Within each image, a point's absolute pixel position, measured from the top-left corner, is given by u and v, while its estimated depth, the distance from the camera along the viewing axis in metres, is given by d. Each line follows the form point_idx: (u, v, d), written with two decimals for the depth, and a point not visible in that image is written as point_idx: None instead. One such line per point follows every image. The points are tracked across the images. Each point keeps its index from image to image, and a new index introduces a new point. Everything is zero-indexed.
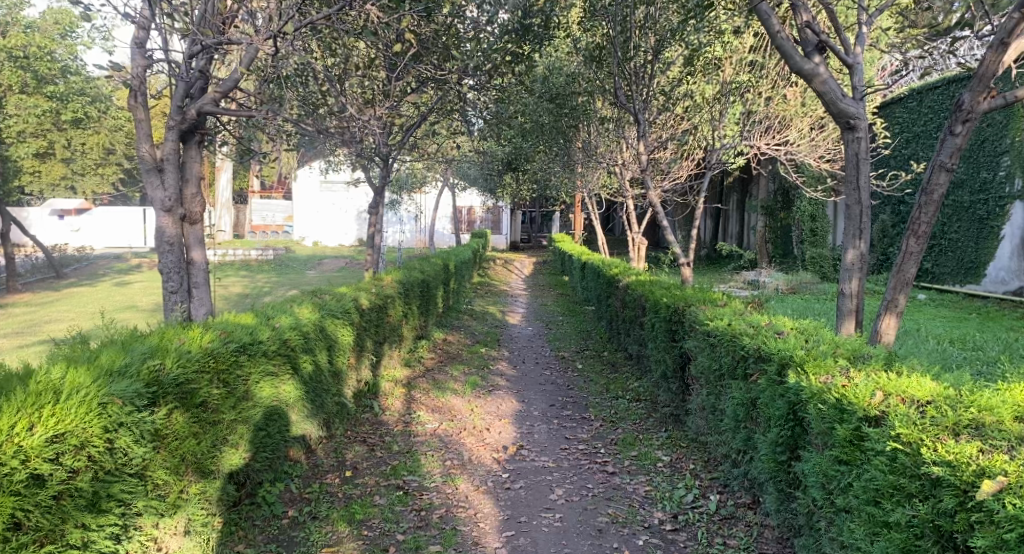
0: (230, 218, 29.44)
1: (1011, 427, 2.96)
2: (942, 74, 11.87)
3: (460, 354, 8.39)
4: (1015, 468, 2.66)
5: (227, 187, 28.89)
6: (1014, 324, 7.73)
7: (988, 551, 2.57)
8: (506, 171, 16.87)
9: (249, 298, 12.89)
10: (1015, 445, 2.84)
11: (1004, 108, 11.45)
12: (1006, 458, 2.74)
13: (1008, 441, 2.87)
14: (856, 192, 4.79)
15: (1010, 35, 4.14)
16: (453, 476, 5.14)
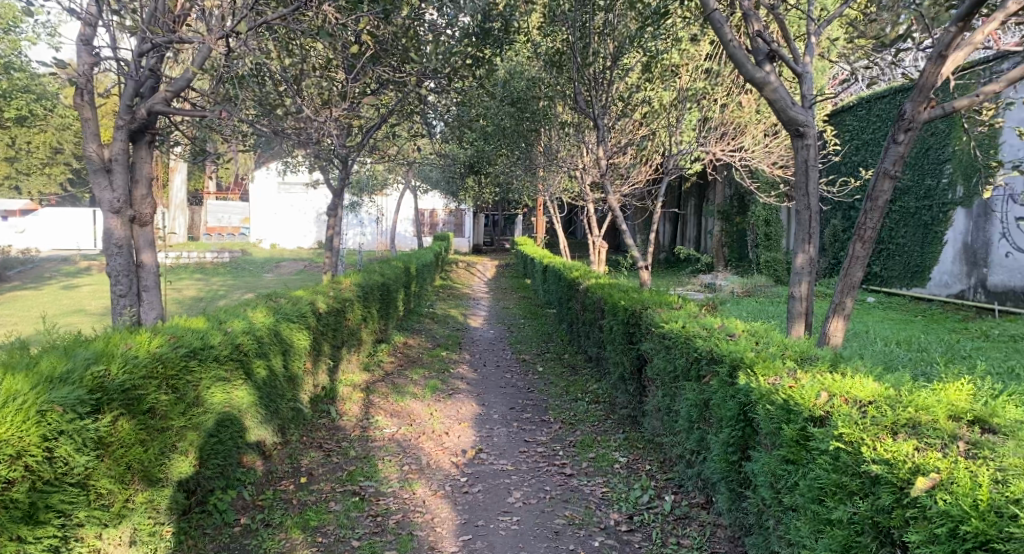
0: (185, 219, 28.76)
1: (945, 426, 3.06)
2: (889, 83, 12.18)
3: (420, 358, 8.36)
4: (947, 465, 2.76)
5: (183, 187, 28.18)
6: (955, 326, 8.01)
7: (922, 546, 2.65)
8: (467, 174, 16.86)
9: (202, 301, 12.59)
10: (948, 443, 2.94)
11: (947, 118, 11.82)
12: (940, 456, 2.83)
13: (942, 439, 2.97)
14: (806, 197, 4.91)
15: (948, 48, 4.29)
16: (411, 480, 5.11)
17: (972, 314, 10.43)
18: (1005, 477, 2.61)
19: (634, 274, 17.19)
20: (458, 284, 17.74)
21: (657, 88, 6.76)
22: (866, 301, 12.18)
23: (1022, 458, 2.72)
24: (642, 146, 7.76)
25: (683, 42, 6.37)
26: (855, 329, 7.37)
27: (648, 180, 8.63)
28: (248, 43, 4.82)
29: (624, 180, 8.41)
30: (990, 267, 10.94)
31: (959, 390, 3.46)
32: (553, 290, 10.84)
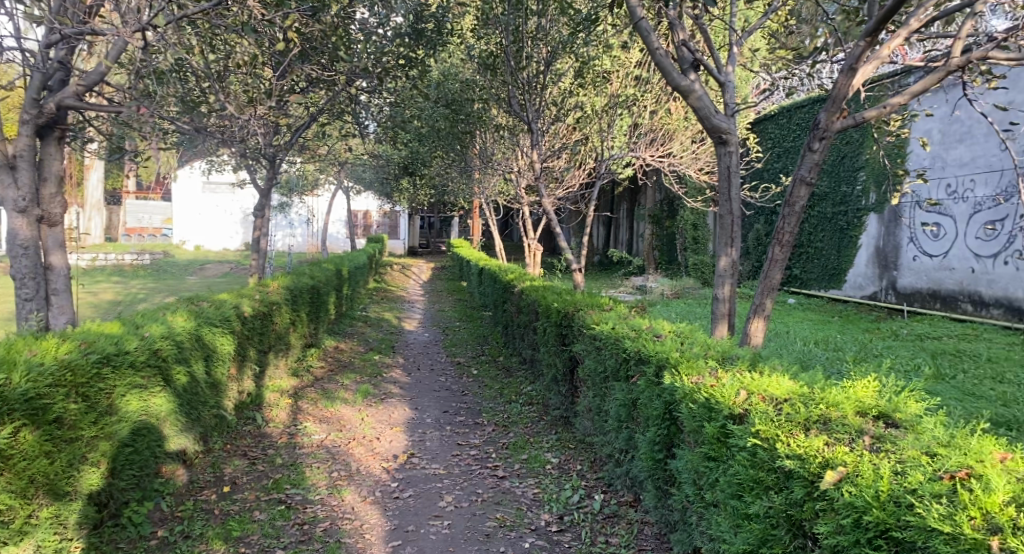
0: (101, 219, 27.42)
1: (853, 421, 3.20)
2: (807, 94, 12.72)
3: (352, 362, 8.21)
4: (853, 459, 2.88)
5: (99, 186, 26.89)
6: (868, 326, 8.51)
7: (830, 536, 2.75)
8: (402, 176, 16.73)
9: (118, 306, 12.00)
10: (855, 438, 3.08)
11: (861, 127, 12.45)
12: (847, 450, 2.95)
13: (849, 434, 3.11)
14: (728, 203, 5.10)
15: (857, 61, 4.50)
16: (340, 487, 5.01)
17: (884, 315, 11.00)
18: (904, 468, 2.74)
19: (569, 277, 17.38)
20: (394, 287, 17.54)
21: (589, 94, 6.88)
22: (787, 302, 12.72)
23: (920, 450, 2.86)
24: (576, 150, 7.86)
25: (615, 49, 6.51)
26: (776, 329, 7.67)
27: (582, 184, 8.74)
28: (168, 37, 4.63)
29: (559, 184, 8.48)
30: (900, 270, 11.54)
31: (867, 387, 3.64)
32: (488, 293, 10.89)
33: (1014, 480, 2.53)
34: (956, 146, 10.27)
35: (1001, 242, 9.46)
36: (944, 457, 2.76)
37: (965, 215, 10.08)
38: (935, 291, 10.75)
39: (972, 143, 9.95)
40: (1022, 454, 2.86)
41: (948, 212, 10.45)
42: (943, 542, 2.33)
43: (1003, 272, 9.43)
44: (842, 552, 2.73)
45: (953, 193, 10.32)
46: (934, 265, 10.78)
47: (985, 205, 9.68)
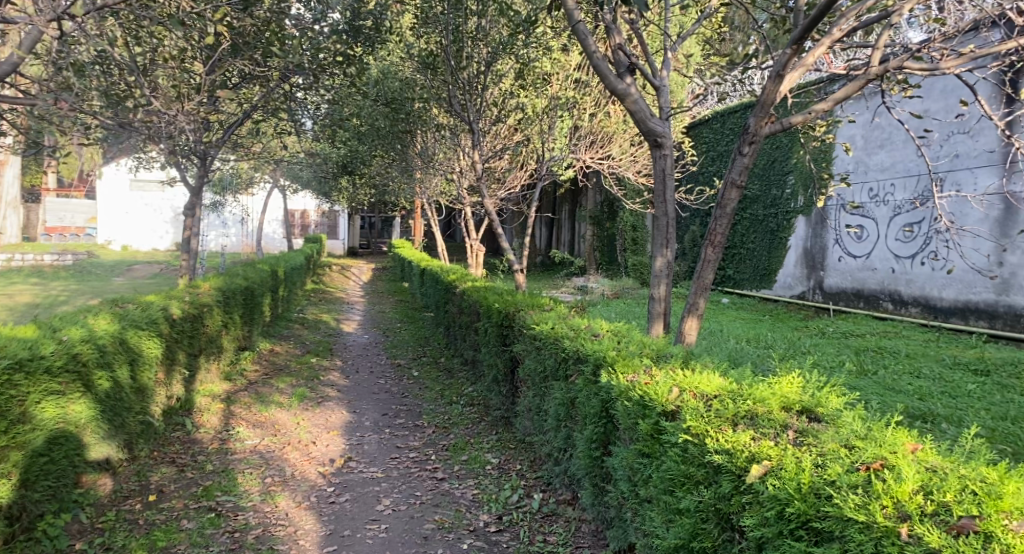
0: (18, 217, 25.96)
1: (778, 416, 3.31)
2: (739, 99, 13.08)
3: (288, 365, 8.02)
4: (777, 453, 2.97)
5: (16, 183, 25.49)
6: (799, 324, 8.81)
7: (755, 529, 2.82)
8: (341, 177, 16.48)
9: (36, 309, 11.39)
10: (779, 432, 3.18)
11: (789, 133, 12.89)
12: (772, 444, 3.04)
13: (774, 429, 3.21)
14: (664, 204, 5.23)
15: (784, 68, 4.64)
16: (274, 493, 4.88)
17: (813, 314, 11.40)
18: (824, 460, 2.82)
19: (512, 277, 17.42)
20: (332, 288, 17.23)
21: (530, 96, 6.91)
22: (722, 302, 13.05)
23: (839, 443, 2.96)
24: (517, 151, 7.92)
25: (555, 51, 6.59)
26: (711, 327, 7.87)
27: (524, 184, 8.80)
28: (86, 26, 4.40)
29: (501, 185, 8.51)
30: (827, 271, 11.99)
31: (791, 383, 3.77)
32: (430, 294, 10.84)
33: (922, 469, 2.65)
34: (877, 152, 10.76)
35: (919, 244, 9.93)
36: (860, 449, 2.86)
37: (886, 217, 10.55)
38: (859, 291, 11.22)
39: (892, 148, 10.43)
40: (930, 445, 3.01)
41: (870, 215, 10.92)
42: (858, 531, 2.42)
43: (921, 272, 9.91)
44: (766, 544, 2.80)
45: (874, 197, 10.79)
46: (858, 265, 11.25)
47: (903, 209, 10.16)
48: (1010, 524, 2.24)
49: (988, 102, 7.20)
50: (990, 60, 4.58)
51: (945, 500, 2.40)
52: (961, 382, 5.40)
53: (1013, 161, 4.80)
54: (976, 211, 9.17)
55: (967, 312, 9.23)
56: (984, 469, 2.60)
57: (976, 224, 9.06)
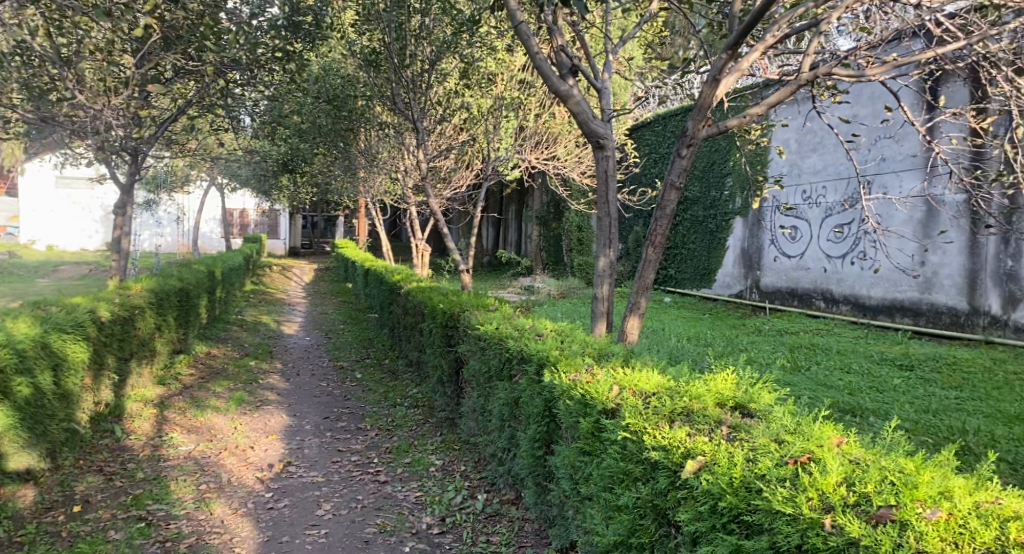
0: None
1: (713, 412, 3.38)
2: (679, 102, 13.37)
3: (225, 369, 7.81)
4: (711, 448, 3.02)
5: None
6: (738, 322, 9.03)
7: (690, 523, 2.85)
8: (281, 175, 16.15)
9: None
10: (713, 428, 3.25)
11: (727, 136, 13.25)
12: (706, 440, 3.09)
13: (709, 424, 3.28)
14: (606, 205, 5.30)
15: (720, 73, 4.73)
16: (208, 500, 4.73)
17: (752, 312, 11.72)
18: (755, 455, 2.88)
19: (458, 278, 17.36)
20: (272, 290, 16.84)
21: (475, 96, 6.96)
22: (665, 301, 13.29)
23: (769, 438, 3.03)
24: (462, 150, 7.92)
25: (499, 52, 6.64)
26: (652, 326, 8.02)
27: (470, 185, 8.81)
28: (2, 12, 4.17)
29: (446, 184, 8.50)
30: (763, 270, 12.35)
31: (726, 379, 3.87)
32: (374, 294, 10.73)
33: (846, 461, 2.73)
34: (811, 155, 11.14)
35: (849, 244, 10.31)
36: (789, 443, 2.93)
37: (818, 219, 10.94)
38: (793, 290, 11.58)
39: (824, 152, 10.82)
40: (854, 439, 3.11)
41: (803, 216, 11.31)
42: (785, 523, 2.45)
43: (851, 272, 10.29)
44: (700, 538, 2.83)
45: (807, 199, 11.17)
46: (792, 265, 11.62)
47: (834, 210, 10.54)
48: (923, 510, 2.28)
49: (913, 110, 7.53)
50: (912, 68, 4.77)
51: (866, 491, 2.46)
52: (887, 377, 5.64)
53: (935, 165, 5.01)
54: (902, 213, 9.59)
55: (894, 310, 9.62)
56: (902, 460, 2.69)
57: (902, 226, 9.48)
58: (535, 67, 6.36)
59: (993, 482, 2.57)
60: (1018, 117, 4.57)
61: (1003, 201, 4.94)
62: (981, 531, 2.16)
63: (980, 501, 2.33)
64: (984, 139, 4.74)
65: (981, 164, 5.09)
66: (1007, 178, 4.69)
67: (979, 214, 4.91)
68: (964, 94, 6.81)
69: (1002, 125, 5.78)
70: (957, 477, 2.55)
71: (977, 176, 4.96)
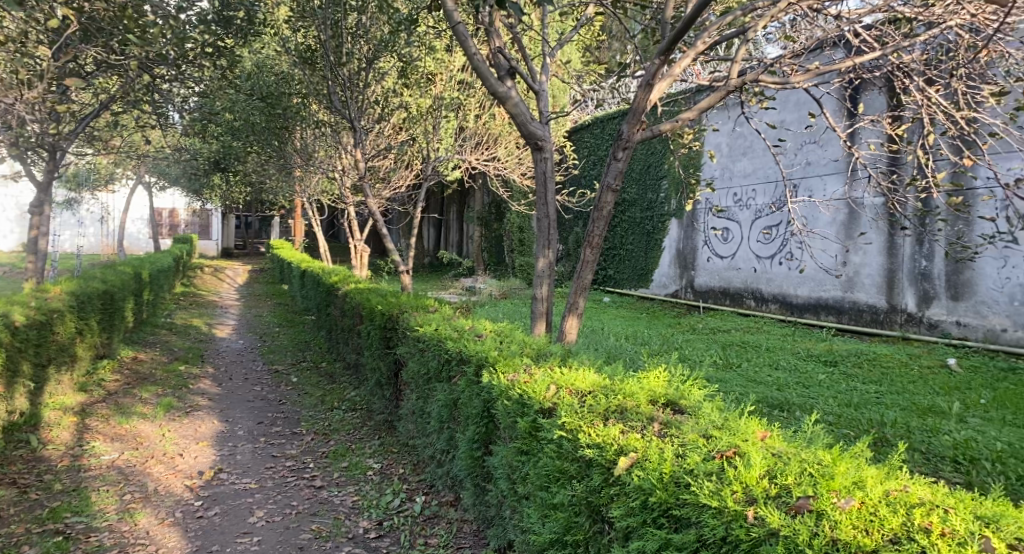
0: None
1: (645, 410, 3.44)
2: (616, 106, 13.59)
3: (153, 374, 7.52)
4: (643, 444, 3.06)
5: None
6: (674, 321, 9.24)
7: (622, 519, 2.87)
8: (211, 173, 15.68)
9: None
10: (646, 425, 3.30)
11: (663, 139, 13.56)
12: (638, 437, 3.13)
13: (642, 421, 3.34)
14: (545, 207, 5.34)
15: (654, 78, 4.83)
16: (133, 511, 4.54)
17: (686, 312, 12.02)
18: (684, 450, 2.93)
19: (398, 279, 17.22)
20: (204, 292, 16.32)
21: (413, 96, 7.00)
22: (603, 301, 13.51)
23: (698, 434, 3.10)
24: (402, 150, 7.88)
25: (437, 51, 6.67)
26: (590, 325, 8.15)
27: (409, 185, 8.79)
28: None
29: (385, 184, 8.43)
30: (697, 270, 12.67)
31: (659, 377, 3.96)
32: (310, 296, 10.55)
33: (769, 455, 2.81)
34: (741, 159, 11.52)
35: (777, 245, 10.69)
36: (717, 439, 3.01)
37: (749, 221, 11.31)
38: (726, 290, 11.92)
39: (754, 156, 11.20)
40: (777, 433, 3.22)
41: (735, 218, 11.67)
42: (711, 516, 2.49)
43: (779, 272, 10.67)
44: (632, 533, 2.85)
45: (738, 201, 11.54)
46: (724, 265, 11.97)
47: (763, 212, 10.92)
48: (838, 500, 2.37)
49: (835, 118, 7.89)
50: (834, 77, 4.97)
51: (787, 483, 2.53)
52: (813, 373, 5.87)
53: (854, 169, 5.24)
54: (826, 216, 10.03)
55: (820, 309, 10.02)
56: (820, 452, 2.80)
57: (827, 228, 9.90)
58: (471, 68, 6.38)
59: (902, 472, 2.70)
60: (930, 125, 4.82)
61: (917, 204, 5.20)
62: (890, 517, 2.24)
63: (891, 489, 2.44)
64: (900, 145, 4.99)
65: (897, 168, 5.35)
66: (920, 183, 4.95)
67: (896, 216, 5.15)
68: (881, 102, 7.17)
69: (916, 131, 6.10)
70: (870, 467, 2.67)
71: (893, 180, 5.21)
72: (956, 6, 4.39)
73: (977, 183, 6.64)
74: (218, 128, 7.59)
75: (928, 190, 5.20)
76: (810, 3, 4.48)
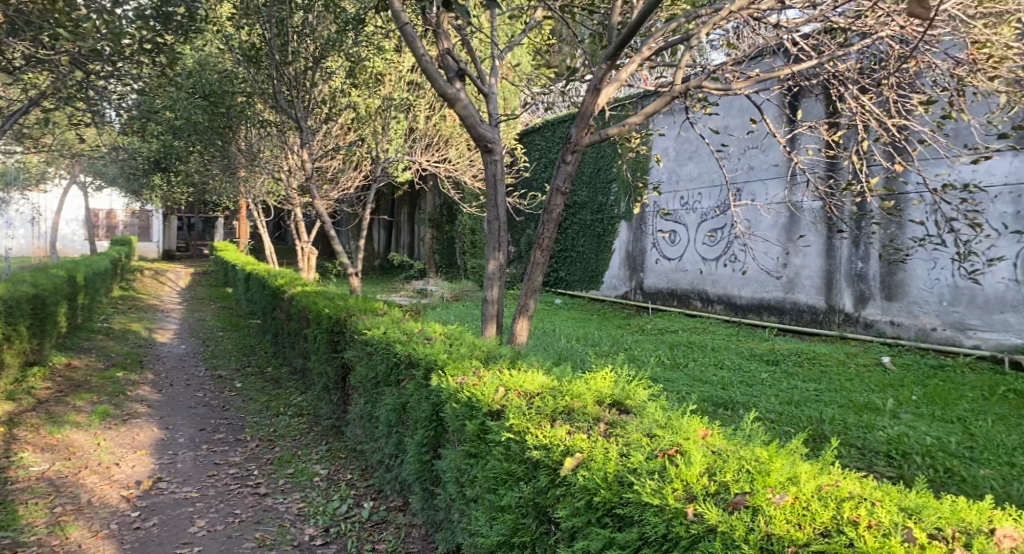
0: None
1: (592, 410, 3.48)
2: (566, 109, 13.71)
3: (88, 381, 7.25)
4: (589, 445, 3.08)
5: None
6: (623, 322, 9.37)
7: (567, 519, 2.87)
8: (152, 173, 15.21)
9: None
10: (592, 425, 3.34)
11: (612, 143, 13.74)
12: (584, 437, 3.16)
13: (588, 422, 3.36)
14: (496, 209, 5.34)
15: (601, 82, 4.88)
16: (65, 524, 4.36)
17: (636, 313, 12.20)
18: (629, 450, 2.96)
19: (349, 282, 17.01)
20: (144, 295, 15.81)
21: (362, 96, 6.99)
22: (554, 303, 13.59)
23: (642, 433, 3.14)
24: (351, 150, 7.84)
25: (387, 52, 6.67)
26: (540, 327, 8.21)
27: (358, 186, 8.73)
28: None
29: (334, 186, 8.34)
30: (646, 272, 12.86)
31: (606, 378, 4.01)
32: (255, 299, 10.34)
33: (708, 453, 2.87)
34: (687, 163, 11.75)
35: (721, 247, 10.94)
36: (660, 437, 3.06)
37: (695, 223, 11.57)
38: (673, 291, 12.14)
39: (699, 161, 11.45)
40: (718, 430, 3.28)
41: (682, 221, 11.91)
42: (653, 514, 2.51)
43: (724, 273, 10.92)
44: (577, 533, 2.86)
45: (685, 204, 11.78)
46: (671, 267, 12.18)
47: (708, 215, 11.19)
48: (773, 495, 2.43)
49: (776, 124, 8.13)
50: (775, 84, 5.10)
51: (725, 480, 2.58)
52: (756, 372, 6.03)
53: (792, 174, 5.39)
54: (769, 219, 10.33)
55: (762, 309, 10.30)
56: (757, 449, 2.87)
57: (768, 230, 10.20)
58: (418, 70, 6.38)
59: (833, 466, 2.79)
60: (864, 131, 5.00)
61: (852, 207, 5.36)
62: (821, 511, 2.30)
63: (822, 484, 2.51)
64: (836, 151, 5.15)
65: (833, 173, 5.52)
66: (855, 187, 5.12)
67: (832, 219, 5.31)
68: (818, 109, 7.42)
69: (851, 137, 6.34)
70: (803, 463, 2.75)
71: (829, 185, 5.39)
72: (887, 18, 4.56)
73: (908, 188, 6.94)
74: (156, 128, 7.37)
75: (863, 195, 5.37)
76: (750, 11, 4.58)
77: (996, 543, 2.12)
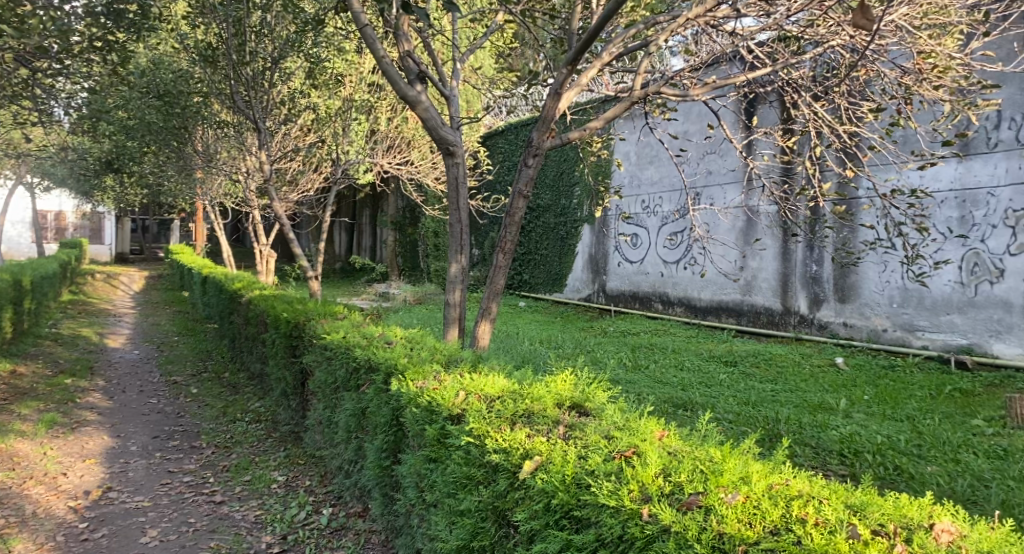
0: None
1: (551, 413, 3.49)
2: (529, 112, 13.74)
3: (35, 389, 7.01)
4: (548, 448, 3.08)
5: None
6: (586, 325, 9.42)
7: (525, 522, 2.84)
8: (104, 173, 14.79)
9: None
10: (551, 428, 3.34)
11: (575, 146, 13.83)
12: (543, 440, 3.16)
13: (547, 425, 3.37)
14: (457, 212, 5.32)
15: (562, 86, 4.89)
16: (7, 536, 4.20)
17: (599, 315, 12.28)
18: (587, 452, 2.97)
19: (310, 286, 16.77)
20: (96, 299, 15.35)
21: (322, 96, 6.92)
22: (519, 306, 13.61)
23: (600, 435, 3.16)
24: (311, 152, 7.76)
25: (347, 54, 6.64)
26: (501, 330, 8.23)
27: (319, 188, 8.65)
28: None
29: (293, 188, 8.24)
30: (609, 275, 12.96)
31: (565, 381, 4.02)
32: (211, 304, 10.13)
33: (664, 454, 2.90)
34: (648, 168, 11.90)
35: (682, 250, 11.10)
36: (617, 439, 3.08)
37: (657, 227, 11.71)
38: (635, 293, 12.25)
39: (660, 165, 11.61)
40: (674, 432, 3.32)
41: (644, 224, 12.04)
42: (609, 516, 2.51)
43: (685, 276, 11.07)
44: (536, 536, 2.83)
45: (646, 208, 11.91)
46: (634, 270, 12.29)
47: (670, 219, 11.34)
48: (725, 495, 2.46)
49: (734, 130, 8.27)
50: (733, 91, 5.18)
51: (680, 481, 2.61)
52: (715, 373, 6.13)
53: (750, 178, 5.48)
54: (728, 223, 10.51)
55: (721, 311, 10.47)
56: (711, 449, 2.91)
57: (727, 234, 10.38)
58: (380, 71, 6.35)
59: (784, 466, 2.84)
60: (817, 137, 5.12)
61: (806, 212, 5.48)
62: (771, 510, 2.34)
63: (772, 483, 2.56)
64: (790, 156, 5.26)
65: (787, 178, 5.64)
66: (809, 192, 5.23)
67: (787, 223, 5.41)
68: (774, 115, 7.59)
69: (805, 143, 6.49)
70: (755, 463, 2.79)
71: (784, 189, 5.50)
72: (838, 27, 4.67)
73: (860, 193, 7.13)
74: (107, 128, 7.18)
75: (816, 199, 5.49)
76: (706, 19, 4.64)
77: (934, 538, 2.18)
